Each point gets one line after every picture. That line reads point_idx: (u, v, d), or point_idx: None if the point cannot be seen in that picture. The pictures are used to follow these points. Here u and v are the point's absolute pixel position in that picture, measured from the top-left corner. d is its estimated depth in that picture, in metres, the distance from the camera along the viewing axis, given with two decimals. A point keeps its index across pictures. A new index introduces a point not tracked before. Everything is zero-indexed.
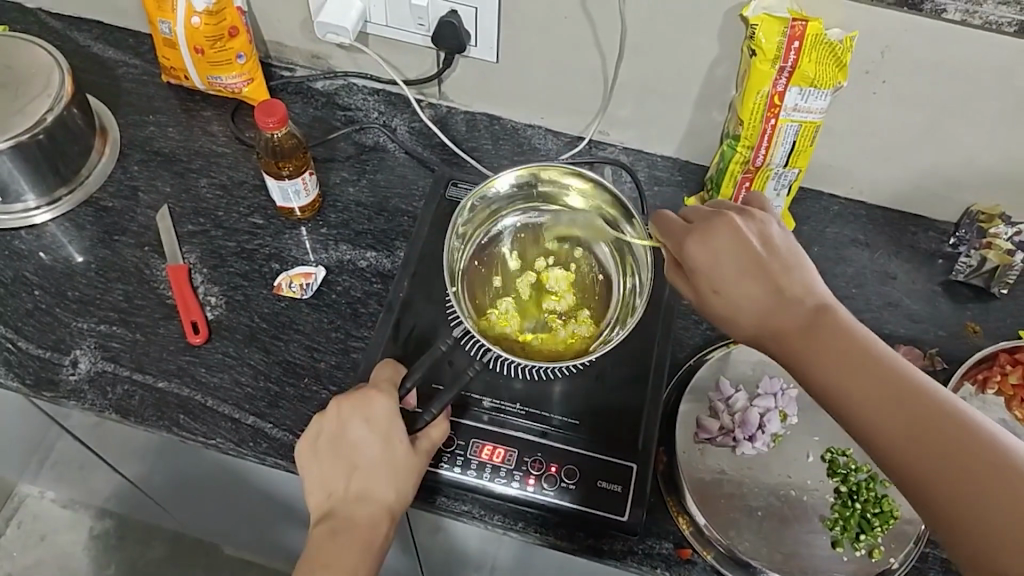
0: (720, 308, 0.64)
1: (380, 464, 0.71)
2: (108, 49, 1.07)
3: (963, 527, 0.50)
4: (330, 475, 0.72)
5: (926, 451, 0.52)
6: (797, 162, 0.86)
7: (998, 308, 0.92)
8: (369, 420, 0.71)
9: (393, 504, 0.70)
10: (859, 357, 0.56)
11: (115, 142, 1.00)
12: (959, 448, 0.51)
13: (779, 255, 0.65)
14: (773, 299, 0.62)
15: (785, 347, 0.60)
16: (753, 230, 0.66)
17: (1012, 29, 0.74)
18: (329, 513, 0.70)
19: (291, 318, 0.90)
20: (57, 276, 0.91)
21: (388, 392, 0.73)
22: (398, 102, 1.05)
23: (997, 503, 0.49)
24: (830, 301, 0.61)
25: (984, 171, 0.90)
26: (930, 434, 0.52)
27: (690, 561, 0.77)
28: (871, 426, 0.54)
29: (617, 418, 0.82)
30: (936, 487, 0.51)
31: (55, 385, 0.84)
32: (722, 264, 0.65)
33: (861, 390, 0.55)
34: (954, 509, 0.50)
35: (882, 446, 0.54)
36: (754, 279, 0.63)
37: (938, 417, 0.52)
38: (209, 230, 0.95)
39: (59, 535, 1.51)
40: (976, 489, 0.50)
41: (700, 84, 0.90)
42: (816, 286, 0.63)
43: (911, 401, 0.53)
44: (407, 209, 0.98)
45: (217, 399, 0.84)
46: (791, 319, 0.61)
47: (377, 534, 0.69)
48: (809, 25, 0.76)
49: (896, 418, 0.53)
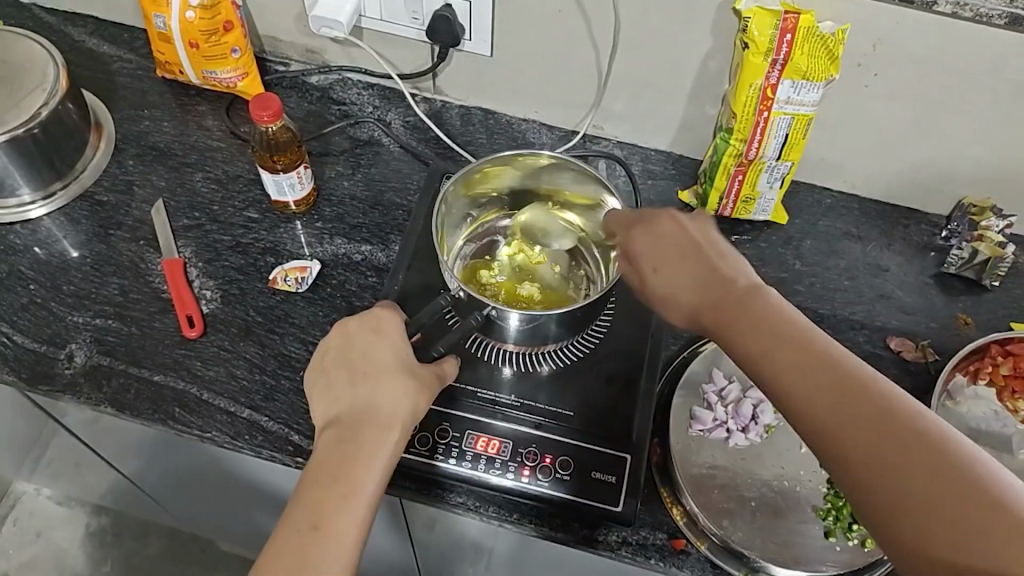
0: (661, 290, 0.67)
1: (391, 370, 0.69)
2: (103, 44, 1.07)
3: (911, 521, 0.50)
4: (336, 388, 0.69)
5: (875, 449, 0.52)
6: (791, 155, 0.87)
7: (990, 300, 0.93)
8: (379, 333, 0.72)
9: (405, 412, 0.67)
10: (808, 352, 0.56)
11: (110, 137, 1.00)
12: (911, 448, 0.51)
13: (718, 245, 0.67)
14: (716, 287, 0.64)
15: (731, 340, 0.61)
16: (694, 220, 0.69)
17: (1002, 21, 0.74)
18: (334, 425, 0.67)
19: (287, 311, 0.90)
20: (53, 271, 0.91)
21: (398, 313, 0.74)
22: (393, 97, 1.05)
23: (941, 493, 0.49)
24: (766, 286, 0.62)
25: (976, 164, 0.90)
26: (882, 434, 0.52)
27: (683, 552, 0.77)
28: (821, 424, 0.54)
29: (610, 410, 0.82)
30: (879, 481, 0.51)
31: (51, 378, 0.84)
32: (661, 248, 0.68)
33: (802, 388, 0.55)
34: (902, 504, 0.50)
35: (830, 445, 0.54)
36: (692, 261, 0.66)
37: (890, 416, 0.52)
38: (205, 224, 0.95)
39: (56, 531, 1.51)
40: (925, 487, 0.50)
41: (693, 78, 0.91)
42: (751, 272, 0.65)
43: (862, 397, 0.53)
44: (402, 203, 0.98)
45: (214, 392, 0.85)
46: (729, 301, 0.62)
47: (389, 436, 0.65)
48: (803, 18, 0.76)
49: (839, 417, 0.53)
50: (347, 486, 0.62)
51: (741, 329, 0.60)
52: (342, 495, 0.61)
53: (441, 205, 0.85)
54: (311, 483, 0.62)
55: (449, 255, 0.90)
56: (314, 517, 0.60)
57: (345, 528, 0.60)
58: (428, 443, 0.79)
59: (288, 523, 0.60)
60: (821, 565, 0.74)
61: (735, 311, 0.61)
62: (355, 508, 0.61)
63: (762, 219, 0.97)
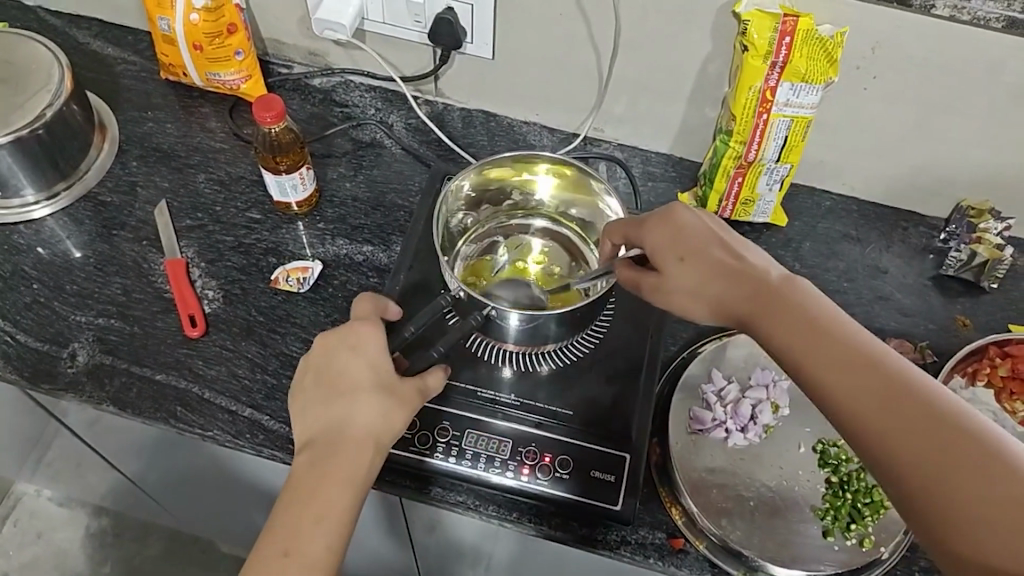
0: (683, 284, 0.66)
1: (366, 387, 0.68)
2: (107, 46, 1.08)
3: (949, 516, 0.51)
4: (313, 407, 0.69)
5: (923, 452, 0.52)
6: (789, 157, 0.87)
7: (989, 302, 0.93)
8: (356, 348, 0.70)
9: (380, 431, 0.67)
10: (852, 353, 0.57)
11: (114, 139, 1.01)
12: (959, 450, 0.52)
13: (740, 242, 0.67)
14: (747, 286, 0.64)
15: (771, 338, 0.61)
16: (715, 221, 0.68)
17: (999, 24, 0.75)
18: (312, 445, 0.67)
19: (289, 311, 0.90)
20: (56, 270, 0.92)
21: (376, 323, 0.71)
22: (395, 99, 1.06)
23: (978, 488, 0.50)
24: (797, 281, 0.63)
25: (975, 167, 0.91)
26: (930, 437, 0.53)
27: (682, 551, 0.77)
28: (867, 427, 0.55)
29: (610, 409, 0.83)
30: (917, 479, 0.52)
31: (54, 377, 0.85)
32: (681, 242, 0.67)
33: (842, 383, 0.56)
34: (940, 500, 0.51)
35: (876, 446, 0.54)
36: (719, 257, 0.66)
37: (937, 418, 0.53)
38: (208, 224, 0.96)
39: (56, 532, 1.51)
40: (977, 489, 0.50)
41: (693, 81, 0.91)
42: (777, 269, 0.65)
43: (907, 399, 0.54)
44: (404, 204, 0.99)
45: (215, 391, 0.85)
46: (763, 301, 0.62)
47: (360, 463, 0.65)
48: (801, 20, 0.77)
49: (879, 415, 0.54)
50: (319, 510, 0.63)
51: (782, 327, 0.60)
52: (313, 521, 0.62)
53: (443, 204, 0.86)
54: (285, 510, 0.63)
55: (449, 254, 0.90)
56: (286, 544, 0.61)
57: (316, 554, 0.61)
58: (428, 442, 0.80)
59: (262, 549, 0.62)
60: (819, 565, 0.75)
61: (770, 308, 0.62)
62: (326, 535, 0.62)
63: (762, 221, 0.97)
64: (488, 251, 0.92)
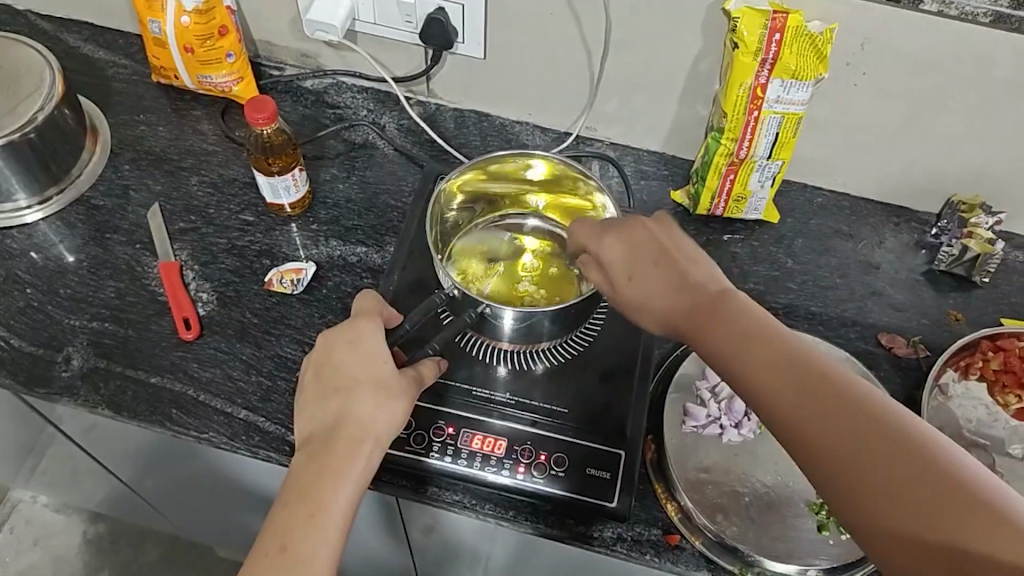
0: (635, 298, 0.67)
1: (363, 382, 0.68)
2: (98, 50, 1.08)
3: (884, 515, 0.51)
4: (309, 405, 0.69)
5: (866, 461, 0.52)
6: (781, 154, 0.88)
7: (980, 296, 0.94)
8: (353, 343, 0.70)
9: (377, 425, 0.67)
10: (795, 365, 0.56)
11: (105, 142, 1.01)
12: (902, 456, 0.51)
13: (689, 252, 0.67)
14: (693, 296, 0.63)
15: (715, 351, 0.60)
16: (668, 231, 0.68)
17: (986, 19, 0.76)
18: (308, 444, 0.67)
19: (283, 312, 0.90)
20: (49, 274, 0.92)
21: (374, 319, 0.72)
22: (387, 100, 1.06)
23: (910, 483, 0.50)
24: (742, 294, 0.63)
25: (965, 162, 0.91)
26: (863, 435, 0.52)
27: (678, 547, 0.78)
28: (810, 439, 0.54)
29: (605, 408, 0.83)
30: (853, 477, 0.52)
31: (48, 381, 0.85)
32: (636, 255, 0.67)
33: (775, 388, 0.56)
34: (874, 498, 0.51)
35: (819, 456, 0.53)
36: (667, 269, 0.65)
37: (879, 423, 0.53)
38: (201, 227, 0.96)
39: (52, 539, 1.51)
40: (920, 496, 0.50)
41: (685, 78, 0.91)
42: (723, 280, 0.65)
43: (850, 408, 0.54)
44: (396, 204, 0.99)
45: (210, 393, 0.85)
46: (707, 313, 0.62)
47: (358, 457, 0.65)
48: (790, 17, 0.77)
49: (814, 418, 0.54)
50: (317, 506, 0.63)
51: (726, 340, 0.60)
52: (307, 518, 0.62)
53: (436, 202, 0.86)
54: (283, 508, 0.63)
55: (443, 250, 0.91)
56: (283, 540, 0.61)
57: (311, 551, 0.61)
58: (423, 441, 0.80)
59: (257, 548, 0.62)
60: (815, 559, 0.75)
61: (711, 316, 0.61)
62: (320, 530, 0.62)
63: (754, 218, 0.98)
64: (483, 246, 0.92)
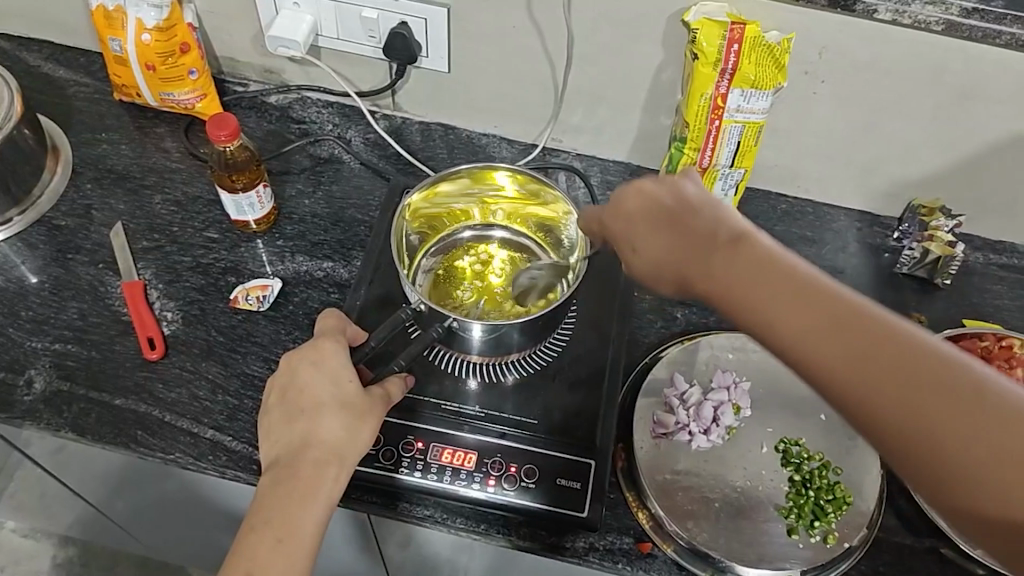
0: (646, 267, 0.63)
1: (329, 403, 0.68)
2: (59, 68, 1.07)
3: (953, 475, 0.46)
4: (275, 427, 0.69)
5: (900, 403, 0.47)
6: (743, 162, 0.89)
7: (941, 298, 0.95)
8: (319, 364, 0.70)
9: (343, 446, 0.67)
10: (830, 317, 0.51)
11: (67, 162, 1.00)
12: (942, 396, 0.47)
13: (693, 202, 0.62)
14: (704, 254, 0.58)
15: (739, 310, 0.55)
16: (669, 187, 0.64)
17: (939, 27, 0.76)
18: (274, 467, 0.66)
19: (249, 330, 0.90)
20: (10, 297, 0.90)
21: (340, 341, 0.72)
22: (353, 114, 1.06)
23: (976, 437, 0.46)
24: (749, 234, 0.58)
25: (925, 167, 0.93)
26: (916, 387, 0.47)
27: (651, 555, 0.78)
28: (844, 386, 0.49)
29: (574, 418, 0.83)
30: (914, 435, 0.47)
31: (10, 406, 0.83)
32: (639, 225, 0.64)
33: (810, 344, 0.51)
34: (940, 458, 0.46)
35: (862, 409, 0.49)
36: (673, 232, 0.61)
37: (930, 372, 0.48)
38: (165, 245, 0.95)
39: (19, 565, 1.48)
40: (966, 438, 0.46)
41: (648, 89, 0.92)
42: (733, 223, 0.59)
43: (879, 349, 0.49)
44: (363, 218, 0.98)
45: (176, 413, 0.84)
46: (719, 265, 0.57)
47: (325, 479, 0.65)
48: (747, 28, 0.78)
49: (858, 373, 0.49)
50: (285, 530, 0.62)
51: (750, 298, 0.54)
52: (274, 543, 0.61)
53: (399, 218, 0.85)
54: (247, 533, 0.62)
55: (410, 269, 0.90)
56: (250, 564, 0.61)
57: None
58: (393, 457, 0.79)
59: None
60: (785, 562, 0.75)
61: (727, 273, 0.56)
62: (288, 555, 0.61)
63: None
64: (450, 261, 0.93)
